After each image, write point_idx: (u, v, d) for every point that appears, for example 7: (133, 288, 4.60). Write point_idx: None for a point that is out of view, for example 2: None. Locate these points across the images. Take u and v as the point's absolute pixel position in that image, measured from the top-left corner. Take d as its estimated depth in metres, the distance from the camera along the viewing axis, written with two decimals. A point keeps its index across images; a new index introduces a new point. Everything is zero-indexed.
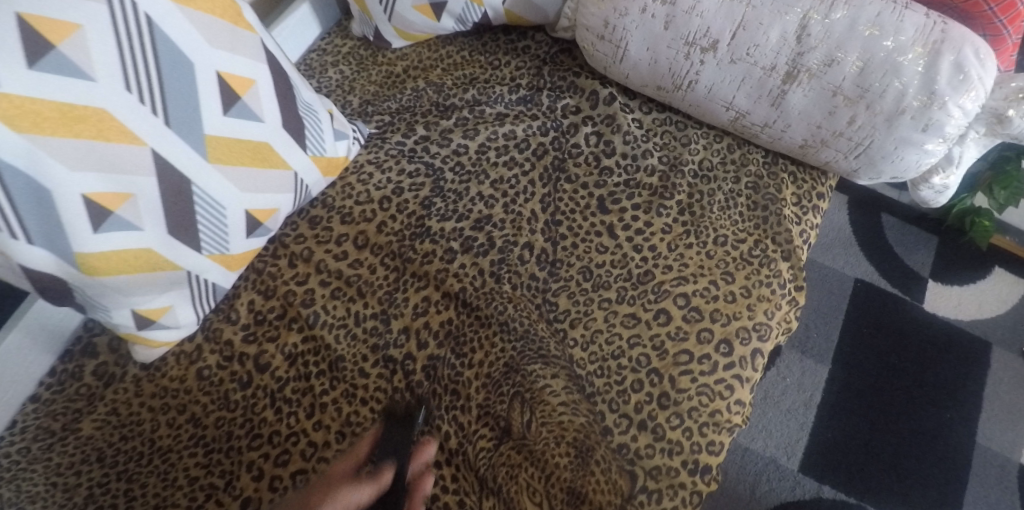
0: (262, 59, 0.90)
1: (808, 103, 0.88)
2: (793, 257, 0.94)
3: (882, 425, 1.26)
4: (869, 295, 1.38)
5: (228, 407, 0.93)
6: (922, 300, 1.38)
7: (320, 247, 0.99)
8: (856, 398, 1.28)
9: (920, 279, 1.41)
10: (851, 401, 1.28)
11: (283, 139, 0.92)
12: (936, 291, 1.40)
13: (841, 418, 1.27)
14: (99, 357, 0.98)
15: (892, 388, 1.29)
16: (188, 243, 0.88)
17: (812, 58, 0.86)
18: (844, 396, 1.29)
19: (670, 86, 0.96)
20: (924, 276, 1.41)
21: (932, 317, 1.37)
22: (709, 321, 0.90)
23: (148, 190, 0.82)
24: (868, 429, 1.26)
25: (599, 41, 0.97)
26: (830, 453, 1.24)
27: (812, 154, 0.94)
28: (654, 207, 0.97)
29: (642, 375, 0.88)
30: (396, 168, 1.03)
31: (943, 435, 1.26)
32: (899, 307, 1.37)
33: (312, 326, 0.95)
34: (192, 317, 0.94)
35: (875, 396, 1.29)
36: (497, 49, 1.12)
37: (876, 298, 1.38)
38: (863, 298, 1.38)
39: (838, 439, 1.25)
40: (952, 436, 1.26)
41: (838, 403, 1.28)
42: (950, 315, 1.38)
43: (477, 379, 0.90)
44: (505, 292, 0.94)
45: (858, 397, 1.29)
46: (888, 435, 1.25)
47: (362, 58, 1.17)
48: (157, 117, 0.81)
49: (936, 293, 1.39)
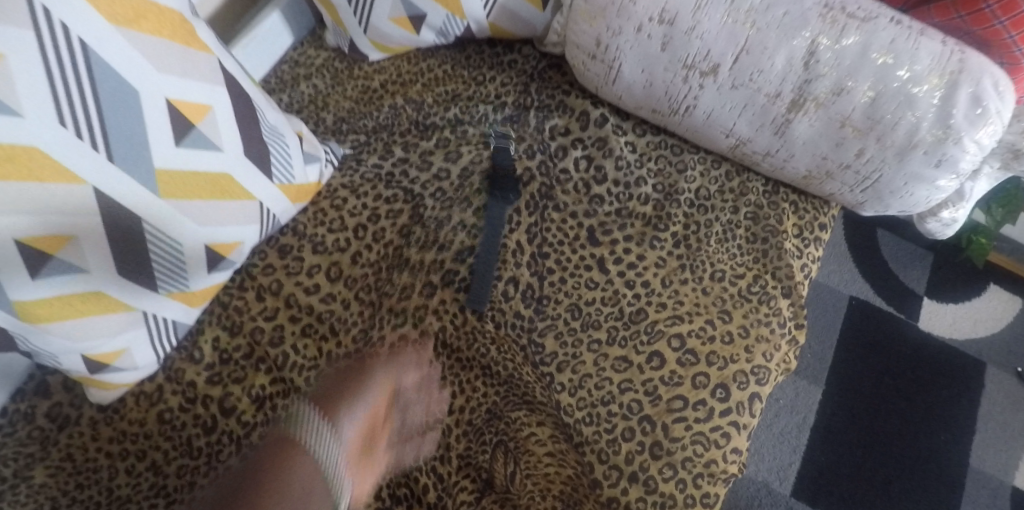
0: (219, 81, 0.83)
1: (814, 134, 0.82)
2: (794, 294, 0.88)
3: (877, 449, 1.22)
4: (864, 314, 1.34)
5: (191, 454, 0.86)
6: (917, 318, 1.34)
7: (289, 279, 0.92)
8: (850, 421, 1.24)
9: (916, 297, 1.36)
10: (845, 423, 1.24)
11: (245, 167, 0.85)
12: (932, 309, 1.35)
13: (836, 441, 1.22)
14: (53, 398, 0.90)
15: (886, 410, 1.25)
16: (141, 283, 0.82)
17: (820, 86, 0.79)
18: (838, 419, 1.24)
19: (665, 110, 0.89)
20: (920, 293, 1.36)
21: (927, 336, 1.33)
22: (705, 364, 0.84)
23: (93, 231, 0.76)
24: (862, 454, 1.21)
25: (590, 61, 0.90)
26: (826, 478, 1.20)
27: (814, 186, 0.88)
28: (647, 239, 0.91)
29: (634, 423, 0.82)
30: (372, 194, 0.97)
31: (938, 459, 1.22)
32: (895, 326, 1.33)
33: (282, 368, 0.89)
34: (152, 357, 0.87)
35: (870, 419, 1.24)
36: (481, 63, 1.05)
37: (872, 317, 1.34)
38: (859, 317, 1.33)
39: (834, 465, 1.20)
40: (946, 461, 1.22)
41: (834, 428, 1.23)
42: (946, 334, 1.33)
43: (458, 427, 0.85)
44: (488, 332, 0.88)
45: (852, 420, 1.24)
46: (882, 461, 1.21)
47: (337, 71, 1.10)
48: (98, 152, 0.74)
49: (930, 311, 1.35)
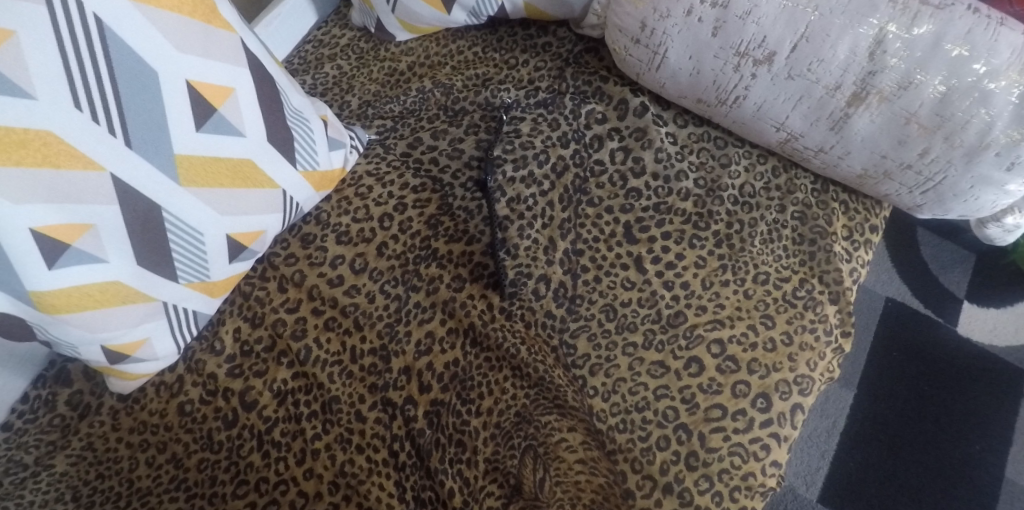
0: (240, 61, 0.78)
1: (874, 130, 0.76)
2: (842, 300, 0.85)
3: (909, 456, 1.18)
4: (901, 316, 1.29)
5: (212, 448, 0.83)
6: (956, 322, 1.28)
7: (312, 270, 0.89)
8: (882, 427, 1.20)
9: (956, 299, 1.30)
10: (877, 429, 1.20)
11: (267, 153, 0.81)
12: (972, 313, 1.29)
13: (868, 446, 1.18)
14: (73, 385, 0.88)
15: (919, 416, 1.21)
16: (161, 272, 0.78)
17: (884, 78, 0.73)
18: (869, 425, 1.20)
19: (712, 100, 0.84)
20: (959, 296, 1.31)
21: (966, 341, 1.27)
22: (746, 372, 0.80)
23: (110, 219, 0.72)
24: (893, 458, 1.17)
25: (633, 45, 0.84)
26: (858, 481, 1.16)
27: (869, 185, 0.83)
28: (686, 238, 0.87)
29: (669, 431, 0.79)
30: (399, 182, 0.93)
31: (971, 468, 1.17)
32: (932, 330, 1.28)
33: (304, 362, 0.86)
34: (172, 348, 0.84)
35: (901, 425, 1.20)
36: (515, 45, 1.01)
37: (909, 319, 1.28)
38: (896, 318, 1.29)
39: (866, 468, 1.17)
40: (979, 470, 1.17)
41: (867, 430, 1.19)
42: (985, 339, 1.27)
43: (485, 430, 0.81)
44: (518, 332, 0.84)
45: (884, 426, 1.20)
46: (914, 466, 1.17)
47: (362, 52, 1.06)
48: (115, 137, 0.70)
49: (971, 315, 1.29)
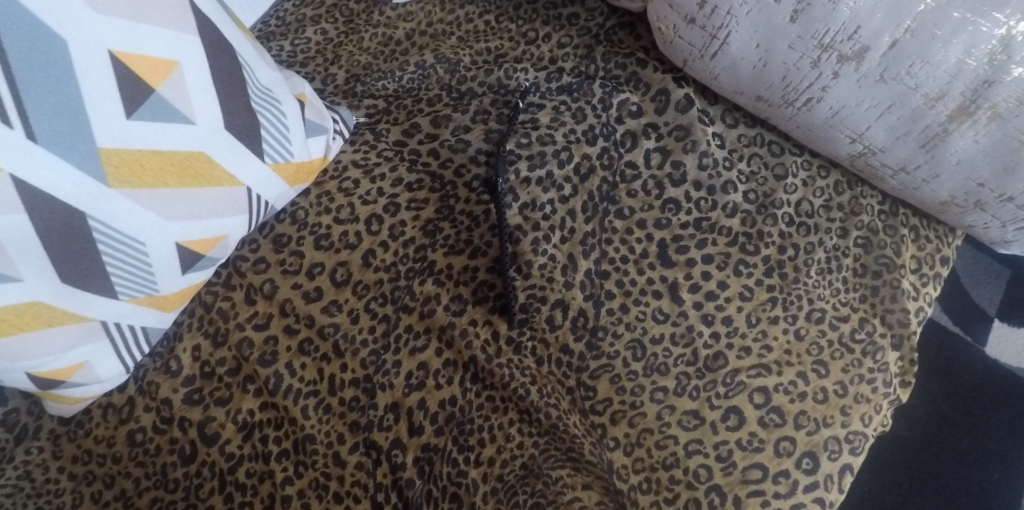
0: (189, 30, 0.62)
1: (977, 151, 0.63)
2: (905, 346, 0.73)
3: (922, 480, 1.01)
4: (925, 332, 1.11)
5: (166, 487, 0.70)
6: (984, 341, 1.10)
7: (286, 281, 0.75)
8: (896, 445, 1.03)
9: (986, 317, 1.11)
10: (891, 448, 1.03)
11: (227, 145, 0.66)
12: (1002, 332, 1.10)
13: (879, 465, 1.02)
14: (8, 403, 0.74)
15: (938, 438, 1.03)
16: (94, 288, 0.64)
17: (1001, 92, 0.59)
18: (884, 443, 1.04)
19: (776, 99, 0.70)
20: (991, 313, 1.11)
21: (993, 363, 1.08)
22: (792, 428, 0.68)
23: (16, 231, 0.58)
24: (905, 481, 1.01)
25: (685, 25, 0.69)
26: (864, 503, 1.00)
27: (951, 214, 0.70)
28: (732, 263, 0.74)
29: (700, 494, 0.67)
30: (391, 177, 0.78)
31: (986, 496, 1.00)
32: (959, 349, 1.09)
33: (273, 392, 0.72)
34: (117, 369, 0.70)
35: (917, 446, 1.03)
36: (534, 15, 0.85)
37: (934, 336, 1.11)
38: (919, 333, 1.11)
39: (874, 490, 1.01)
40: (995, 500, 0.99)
41: (881, 449, 1.03)
42: (1014, 361, 1.08)
43: (485, 483, 0.69)
44: (528, 368, 0.72)
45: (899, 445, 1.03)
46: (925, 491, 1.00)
47: (352, 14, 0.89)
48: (16, 129, 0.55)
49: (1001, 334, 1.10)
